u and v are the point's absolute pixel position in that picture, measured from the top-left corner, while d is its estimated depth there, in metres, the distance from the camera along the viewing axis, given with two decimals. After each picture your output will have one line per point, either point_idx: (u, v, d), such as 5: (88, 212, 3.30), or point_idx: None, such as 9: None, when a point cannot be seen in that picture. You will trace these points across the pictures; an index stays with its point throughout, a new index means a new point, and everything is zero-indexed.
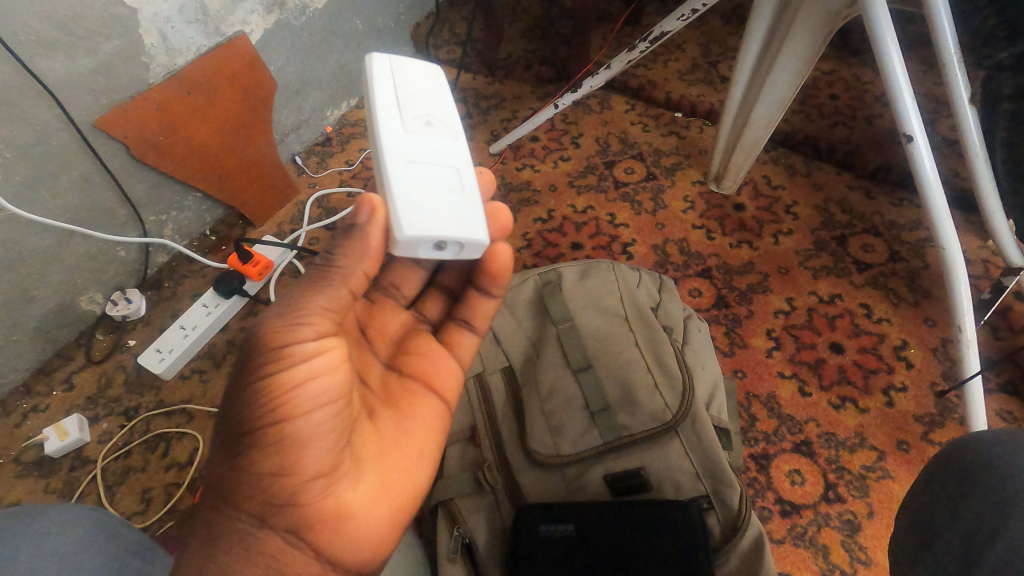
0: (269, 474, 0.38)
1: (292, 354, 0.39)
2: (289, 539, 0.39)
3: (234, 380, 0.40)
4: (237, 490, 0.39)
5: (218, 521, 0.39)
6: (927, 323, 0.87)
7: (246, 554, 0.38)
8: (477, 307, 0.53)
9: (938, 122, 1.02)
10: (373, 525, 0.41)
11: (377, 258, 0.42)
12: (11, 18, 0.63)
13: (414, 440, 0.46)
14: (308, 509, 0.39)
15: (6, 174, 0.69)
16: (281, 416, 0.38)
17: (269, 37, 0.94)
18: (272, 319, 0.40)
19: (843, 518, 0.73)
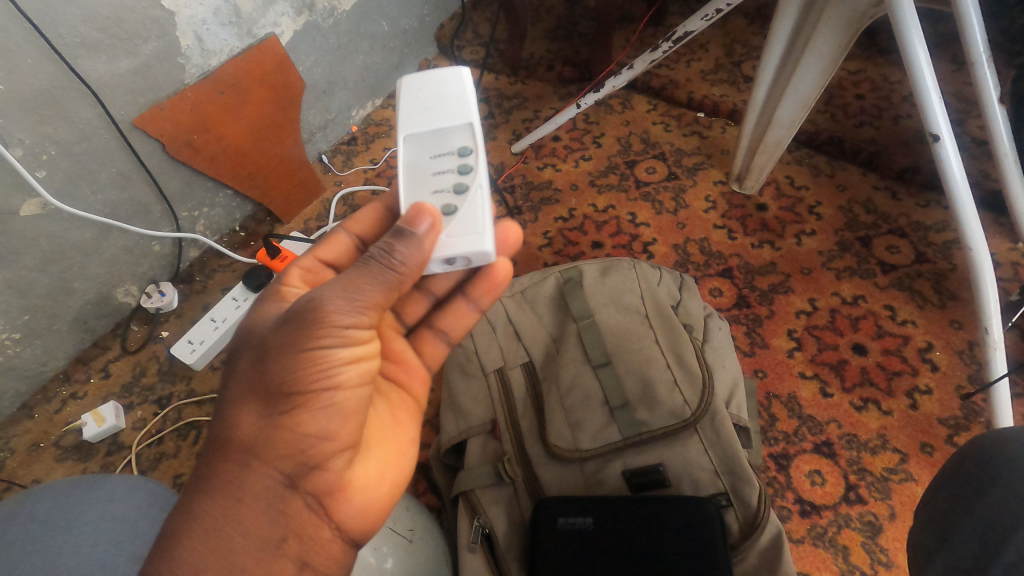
0: (307, 440, 0.40)
1: (351, 336, 0.39)
2: (309, 502, 0.41)
3: (278, 341, 0.39)
4: (271, 447, 0.39)
5: (241, 476, 0.39)
6: (953, 325, 0.85)
7: (270, 513, 0.39)
8: (456, 313, 0.57)
9: (966, 123, 1.01)
10: (380, 500, 0.45)
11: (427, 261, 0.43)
12: (58, 22, 0.66)
13: (406, 428, 0.50)
14: (332, 477, 0.41)
15: (51, 170, 0.72)
16: (331, 388, 0.40)
17: (298, 39, 0.96)
18: (334, 298, 0.38)
19: (864, 520, 0.72)
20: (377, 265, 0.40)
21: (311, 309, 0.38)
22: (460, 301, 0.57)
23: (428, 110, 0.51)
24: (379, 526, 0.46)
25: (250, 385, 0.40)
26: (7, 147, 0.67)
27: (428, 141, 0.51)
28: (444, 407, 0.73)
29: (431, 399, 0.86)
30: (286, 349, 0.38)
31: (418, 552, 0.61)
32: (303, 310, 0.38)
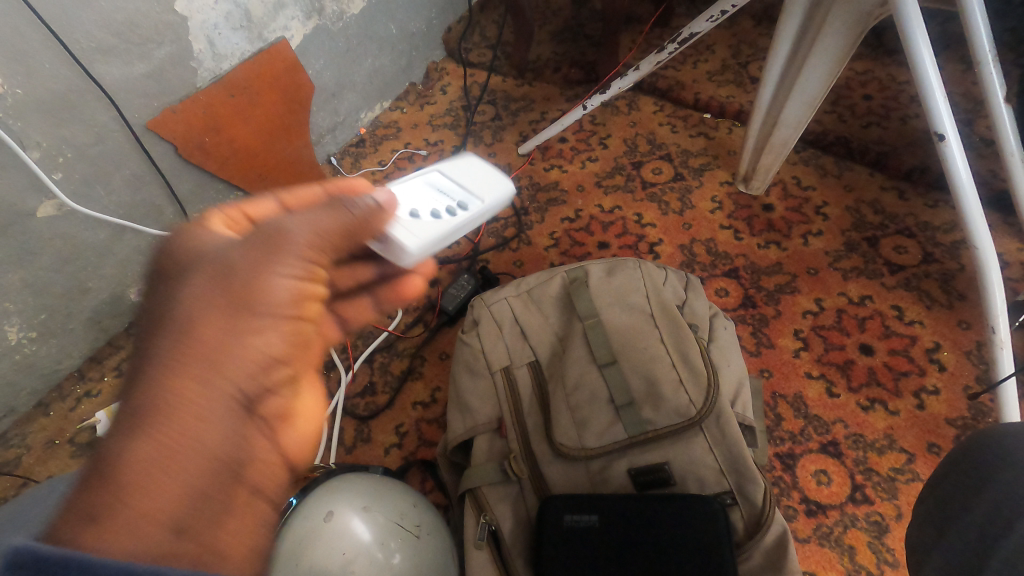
0: (268, 357, 0.34)
1: (317, 257, 0.37)
2: (268, 437, 0.33)
3: (238, 254, 0.34)
4: (230, 360, 0.32)
5: (194, 392, 0.30)
6: (961, 326, 0.85)
7: (230, 436, 0.30)
8: (355, 306, 0.51)
9: (975, 123, 1.00)
10: (311, 426, 0.38)
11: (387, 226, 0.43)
12: (74, 27, 0.67)
13: None
14: (277, 400, 0.35)
15: (67, 172, 0.74)
16: (293, 308, 0.35)
17: (308, 42, 0.98)
18: (303, 219, 0.37)
19: (870, 519, 0.72)
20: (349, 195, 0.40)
21: (285, 227, 0.36)
22: (360, 298, 0.51)
23: (467, 174, 0.54)
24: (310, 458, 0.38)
25: (196, 295, 0.32)
26: (25, 150, 0.69)
27: (448, 186, 0.53)
28: (450, 405, 0.74)
29: (438, 398, 0.86)
30: (250, 261, 0.34)
31: (425, 548, 0.62)
32: (266, 231, 0.36)
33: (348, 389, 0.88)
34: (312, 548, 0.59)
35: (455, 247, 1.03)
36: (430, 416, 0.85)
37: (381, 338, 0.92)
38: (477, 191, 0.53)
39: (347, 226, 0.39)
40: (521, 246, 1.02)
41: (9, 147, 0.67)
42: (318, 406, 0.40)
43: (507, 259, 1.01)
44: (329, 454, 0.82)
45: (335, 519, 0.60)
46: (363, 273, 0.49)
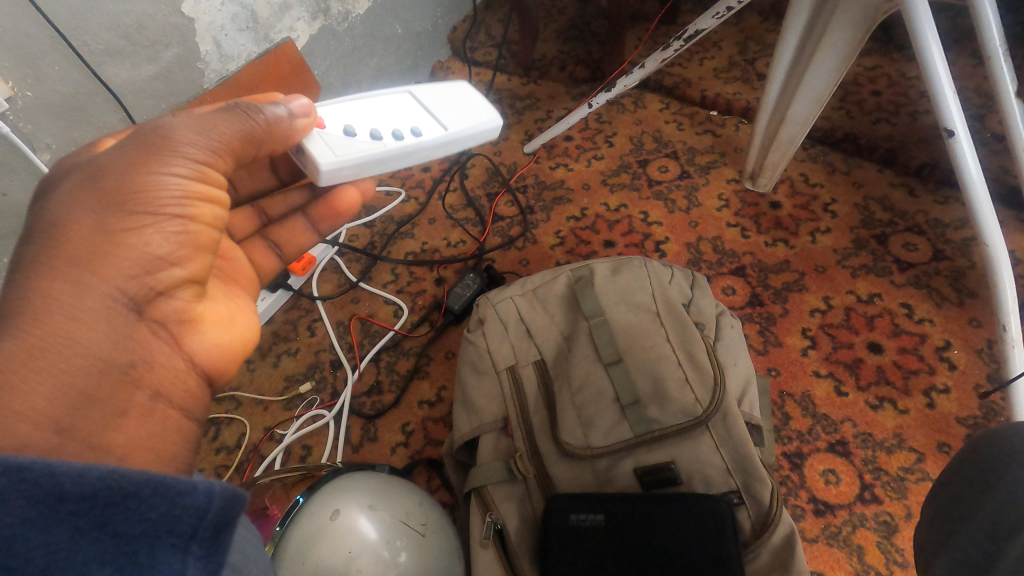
0: (154, 261, 0.38)
1: (205, 165, 0.40)
2: (155, 330, 0.38)
3: (116, 161, 0.37)
4: (107, 260, 0.35)
5: (75, 292, 0.34)
6: (972, 323, 0.84)
7: (112, 335, 0.35)
8: (291, 230, 0.62)
9: (986, 118, 0.99)
10: (233, 343, 0.45)
11: (284, 139, 0.46)
12: (82, 29, 0.67)
13: (233, 292, 0.50)
14: (179, 306, 0.41)
15: None
16: (180, 214, 0.39)
17: (314, 43, 0.98)
18: (185, 127, 0.40)
19: (880, 519, 0.72)
20: (239, 108, 0.42)
21: (166, 134, 0.39)
22: (296, 220, 0.62)
23: (444, 102, 0.58)
24: (231, 372, 0.45)
25: (74, 201, 0.36)
26: (35, 152, 0.68)
27: (416, 109, 0.57)
28: (456, 404, 0.74)
29: (444, 396, 0.87)
30: (128, 166, 0.37)
31: (430, 546, 0.62)
32: (148, 136, 0.38)
33: (355, 388, 0.88)
34: (318, 547, 0.59)
35: (461, 247, 1.03)
36: (436, 414, 0.85)
37: (387, 337, 0.92)
38: (447, 118, 0.56)
39: (242, 133, 0.42)
40: (527, 245, 1.02)
41: (20, 150, 0.65)
42: (251, 329, 0.48)
43: (513, 258, 1.01)
44: (335, 453, 0.82)
45: (342, 517, 0.60)
46: (294, 198, 0.62)
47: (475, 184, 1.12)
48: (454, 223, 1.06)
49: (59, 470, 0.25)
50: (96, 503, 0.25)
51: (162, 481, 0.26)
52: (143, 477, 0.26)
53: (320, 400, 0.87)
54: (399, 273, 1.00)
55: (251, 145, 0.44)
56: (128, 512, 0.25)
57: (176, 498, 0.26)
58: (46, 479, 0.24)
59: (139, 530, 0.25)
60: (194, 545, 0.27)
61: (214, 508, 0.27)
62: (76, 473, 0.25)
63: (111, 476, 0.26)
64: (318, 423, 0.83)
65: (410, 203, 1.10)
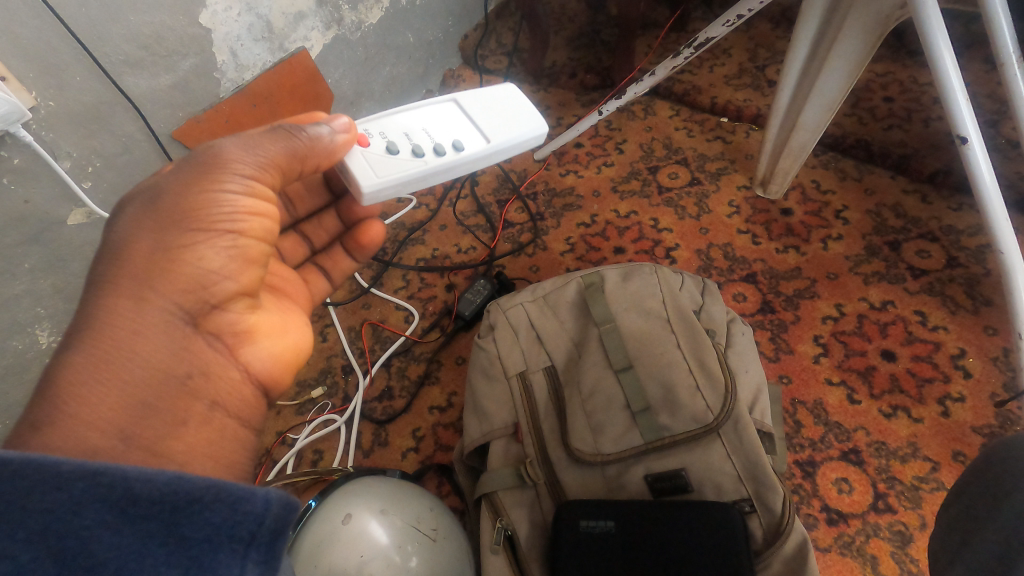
0: (209, 274, 0.42)
1: (253, 182, 0.44)
2: (210, 341, 0.42)
3: (176, 186, 0.42)
4: (167, 275, 0.40)
5: (138, 308, 0.38)
6: (987, 331, 0.83)
7: (169, 349, 0.39)
8: (333, 259, 0.66)
9: (1000, 124, 0.98)
10: (283, 354, 0.49)
11: (331, 157, 0.49)
12: (103, 40, 0.69)
13: (286, 304, 0.55)
14: (233, 319, 0.45)
15: (96, 181, 0.75)
16: (233, 230, 0.43)
17: (327, 52, 1.00)
18: (235, 149, 0.44)
19: (893, 529, 0.71)
20: (282, 129, 0.46)
21: (218, 158, 0.43)
22: (337, 248, 0.66)
23: (490, 110, 0.58)
24: (283, 381, 0.50)
25: (138, 223, 0.40)
26: (56, 160, 0.70)
27: (460, 118, 0.58)
28: (467, 410, 0.75)
29: (454, 402, 0.87)
30: (185, 189, 0.42)
31: (441, 551, 0.62)
32: (203, 160, 0.43)
33: (366, 393, 0.89)
34: (330, 550, 0.59)
35: (471, 253, 1.04)
36: (446, 420, 0.86)
37: (398, 343, 0.92)
38: (489, 129, 0.57)
39: (288, 153, 0.46)
40: (537, 251, 1.03)
41: (44, 159, 0.67)
42: (303, 338, 0.52)
43: (523, 264, 1.01)
44: (346, 458, 0.83)
45: (353, 521, 0.61)
46: (332, 224, 0.66)
47: (485, 190, 1.13)
48: (465, 229, 1.07)
49: (131, 475, 0.28)
50: (163, 506, 0.28)
51: (225, 488, 0.29)
52: (207, 483, 0.29)
53: (331, 405, 0.88)
54: (410, 279, 1.01)
55: (297, 163, 0.47)
56: (192, 516, 0.28)
57: (236, 505, 0.29)
58: (120, 483, 0.27)
59: (201, 534, 0.28)
60: (253, 551, 0.29)
61: (271, 515, 0.30)
62: (146, 478, 0.28)
63: (176, 482, 0.28)
64: (330, 428, 0.84)
65: (421, 209, 1.11)
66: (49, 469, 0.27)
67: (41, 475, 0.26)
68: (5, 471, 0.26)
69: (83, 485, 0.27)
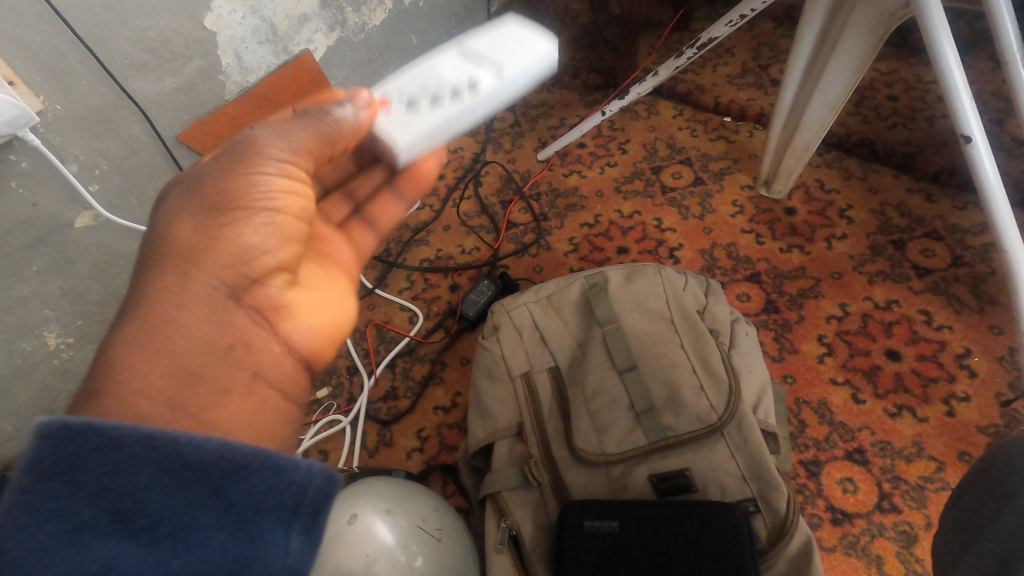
0: (248, 250, 0.42)
1: (287, 164, 0.45)
2: (251, 315, 0.42)
3: (215, 170, 0.42)
4: (209, 253, 0.40)
5: (181, 284, 0.39)
6: (993, 331, 0.83)
7: (212, 322, 0.39)
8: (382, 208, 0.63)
9: (1005, 122, 0.98)
10: (325, 328, 0.48)
11: (359, 135, 0.49)
12: (109, 44, 0.69)
13: (331, 278, 0.53)
14: (273, 294, 0.44)
15: (103, 184, 0.75)
16: (270, 207, 0.43)
17: (331, 54, 1.00)
18: (267, 135, 0.44)
19: (898, 529, 0.71)
20: (309, 113, 0.46)
21: (252, 142, 0.44)
22: (383, 202, 0.63)
23: (498, 42, 0.56)
24: (326, 355, 0.49)
25: (180, 207, 0.41)
26: (63, 163, 0.70)
27: (470, 56, 0.56)
28: (471, 410, 0.75)
29: (459, 402, 0.87)
30: (222, 173, 0.42)
31: (445, 552, 0.62)
32: (238, 146, 0.44)
33: (371, 393, 0.89)
34: (337, 549, 0.60)
35: (475, 253, 1.04)
36: (451, 420, 0.86)
37: (402, 343, 0.93)
38: (502, 62, 0.55)
39: (318, 135, 0.46)
40: (540, 252, 1.03)
41: (51, 162, 0.68)
42: (345, 313, 0.51)
43: (526, 265, 1.01)
44: (352, 458, 0.83)
45: (359, 521, 0.61)
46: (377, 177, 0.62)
47: (489, 191, 1.13)
48: (468, 230, 1.07)
49: (183, 443, 0.29)
50: (213, 472, 0.29)
51: (271, 458, 0.30)
52: (252, 452, 0.30)
53: (337, 405, 0.88)
54: (414, 280, 1.01)
55: (327, 147, 0.47)
56: (240, 483, 0.29)
57: (279, 474, 0.30)
58: (172, 449, 0.28)
59: (248, 500, 0.29)
60: (295, 521, 0.30)
61: (313, 486, 0.31)
62: (197, 444, 0.29)
63: (225, 450, 0.29)
64: (335, 428, 0.84)
65: (424, 211, 1.11)
66: (106, 436, 0.28)
67: (98, 441, 0.28)
68: (67, 438, 0.27)
69: (139, 448, 0.28)
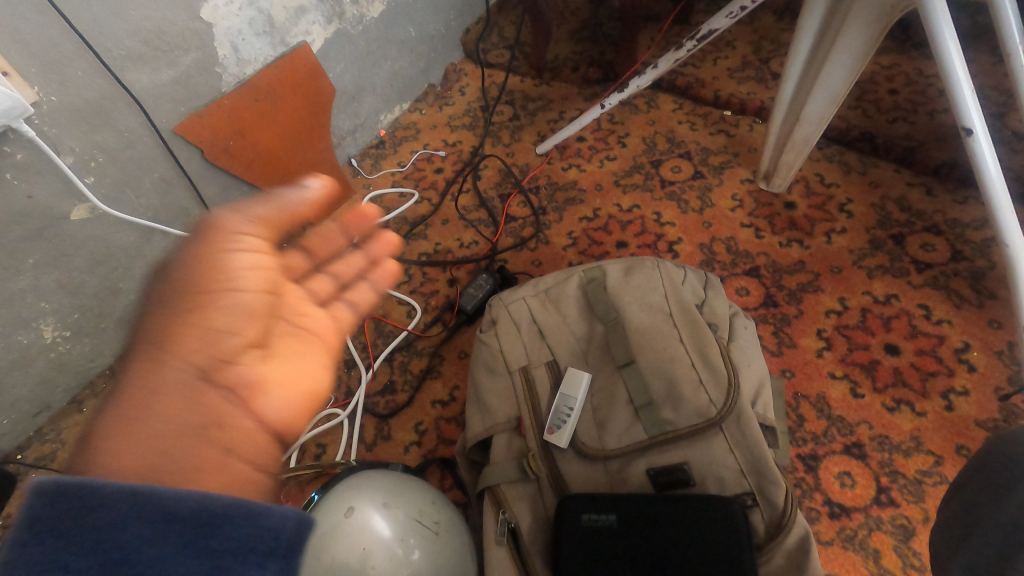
0: (215, 332, 0.43)
1: (252, 243, 0.45)
2: (222, 394, 0.42)
3: (180, 253, 0.43)
4: (178, 337, 0.41)
5: (158, 369, 0.40)
6: (992, 325, 0.83)
7: (187, 408, 0.39)
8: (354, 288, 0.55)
9: (1007, 116, 0.97)
10: (300, 398, 0.46)
11: (316, 206, 0.47)
12: (105, 36, 0.68)
13: (311, 346, 0.49)
14: (244, 371, 0.44)
15: (99, 176, 0.75)
16: (236, 289, 0.44)
17: (329, 46, 0.99)
18: (228, 214, 0.44)
19: (896, 523, 0.71)
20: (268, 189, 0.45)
21: (212, 219, 0.44)
22: (361, 284, 0.55)
23: None
24: (302, 426, 0.46)
25: (153, 295, 0.43)
26: (59, 155, 0.70)
27: None
28: (469, 404, 0.75)
29: (457, 396, 0.87)
30: (189, 258, 0.43)
31: (444, 545, 0.62)
32: (202, 225, 0.44)
33: (369, 388, 0.89)
34: (334, 542, 0.60)
35: (474, 247, 1.04)
36: (449, 414, 0.86)
37: (400, 337, 0.93)
38: None
39: (281, 213, 0.45)
40: (539, 245, 1.02)
41: (47, 154, 0.68)
42: (322, 380, 0.48)
43: (525, 259, 1.01)
44: (350, 451, 0.83)
45: (356, 514, 0.61)
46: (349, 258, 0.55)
47: (488, 185, 1.13)
48: (467, 224, 1.07)
49: (165, 495, 0.30)
50: (193, 520, 0.30)
51: (249, 507, 0.31)
52: (232, 502, 0.31)
53: (335, 399, 0.88)
54: (412, 274, 1.01)
55: (287, 220, 0.46)
56: (218, 531, 0.30)
57: (258, 521, 0.31)
58: (157, 501, 0.30)
59: (227, 546, 0.30)
60: (270, 562, 0.30)
61: (288, 530, 0.31)
62: (181, 497, 0.30)
63: (204, 500, 0.30)
64: (333, 422, 0.84)
65: (423, 204, 1.11)
66: (95, 491, 0.29)
67: (88, 494, 0.29)
68: (61, 494, 0.29)
69: (126, 503, 0.29)
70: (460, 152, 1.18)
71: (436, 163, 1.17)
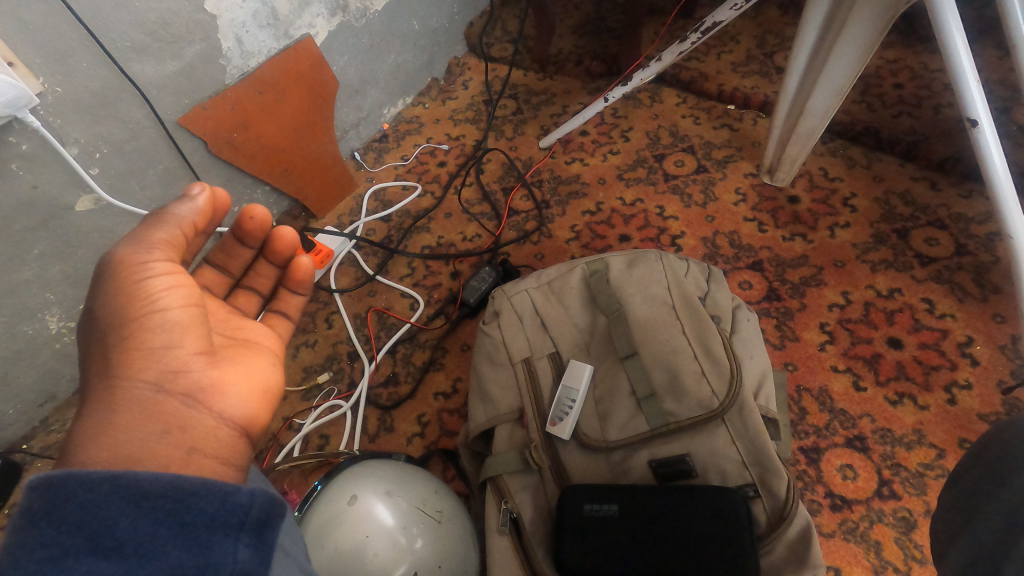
0: (157, 351, 0.41)
1: (166, 262, 0.43)
2: (185, 401, 0.41)
3: (96, 294, 0.42)
4: (120, 366, 0.40)
5: (111, 395, 0.39)
6: (995, 319, 0.83)
7: (145, 422, 0.39)
8: (282, 300, 0.59)
9: (1013, 110, 0.97)
10: (256, 393, 0.46)
11: (202, 210, 0.46)
12: (110, 27, 0.69)
13: (257, 351, 0.50)
14: (197, 377, 0.43)
15: (103, 167, 0.75)
16: (165, 306, 0.42)
17: (332, 39, 0.99)
18: (125, 246, 0.42)
19: (898, 515, 0.71)
20: (151, 216, 0.44)
21: (115, 255, 0.42)
22: (287, 293, 0.59)
23: None
24: (265, 419, 0.47)
25: (87, 342, 0.41)
26: (64, 146, 0.70)
27: None
28: (472, 396, 0.75)
29: (459, 388, 0.87)
30: (108, 299, 0.41)
31: (447, 533, 0.63)
32: (108, 265, 0.42)
33: (371, 379, 0.89)
34: (336, 529, 0.60)
35: (477, 241, 1.04)
36: (451, 406, 0.86)
37: (403, 330, 0.93)
38: None
39: (172, 230, 0.44)
40: (541, 239, 1.02)
41: (51, 146, 0.68)
42: (272, 377, 0.49)
43: (528, 252, 1.01)
44: (352, 442, 0.83)
45: (358, 502, 0.62)
46: (266, 272, 0.59)
47: (490, 178, 1.13)
48: (470, 218, 1.07)
49: (142, 477, 0.33)
50: (168, 499, 0.32)
51: (217, 485, 0.34)
52: (201, 481, 0.34)
53: (337, 391, 0.88)
54: (415, 267, 1.01)
55: (182, 235, 0.45)
56: (190, 506, 0.33)
57: (226, 496, 0.34)
58: (134, 483, 0.32)
59: (200, 520, 0.33)
60: (243, 534, 0.34)
61: (256, 507, 0.35)
62: (154, 478, 0.33)
63: (176, 481, 0.33)
64: (335, 413, 0.84)
65: (426, 198, 1.11)
66: (81, 481, 0.31)
67: (74, 484, 0.31)
68: (49, 486, 0.31)
69: (108, 485, 0.32)
70: (463, 146, 1.18)
71: (439, 157, 1.17)
